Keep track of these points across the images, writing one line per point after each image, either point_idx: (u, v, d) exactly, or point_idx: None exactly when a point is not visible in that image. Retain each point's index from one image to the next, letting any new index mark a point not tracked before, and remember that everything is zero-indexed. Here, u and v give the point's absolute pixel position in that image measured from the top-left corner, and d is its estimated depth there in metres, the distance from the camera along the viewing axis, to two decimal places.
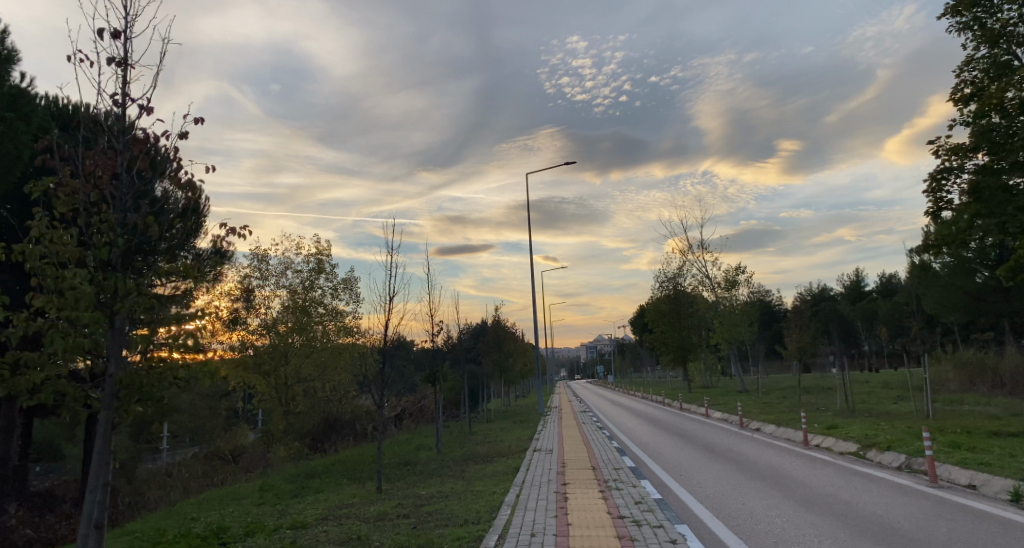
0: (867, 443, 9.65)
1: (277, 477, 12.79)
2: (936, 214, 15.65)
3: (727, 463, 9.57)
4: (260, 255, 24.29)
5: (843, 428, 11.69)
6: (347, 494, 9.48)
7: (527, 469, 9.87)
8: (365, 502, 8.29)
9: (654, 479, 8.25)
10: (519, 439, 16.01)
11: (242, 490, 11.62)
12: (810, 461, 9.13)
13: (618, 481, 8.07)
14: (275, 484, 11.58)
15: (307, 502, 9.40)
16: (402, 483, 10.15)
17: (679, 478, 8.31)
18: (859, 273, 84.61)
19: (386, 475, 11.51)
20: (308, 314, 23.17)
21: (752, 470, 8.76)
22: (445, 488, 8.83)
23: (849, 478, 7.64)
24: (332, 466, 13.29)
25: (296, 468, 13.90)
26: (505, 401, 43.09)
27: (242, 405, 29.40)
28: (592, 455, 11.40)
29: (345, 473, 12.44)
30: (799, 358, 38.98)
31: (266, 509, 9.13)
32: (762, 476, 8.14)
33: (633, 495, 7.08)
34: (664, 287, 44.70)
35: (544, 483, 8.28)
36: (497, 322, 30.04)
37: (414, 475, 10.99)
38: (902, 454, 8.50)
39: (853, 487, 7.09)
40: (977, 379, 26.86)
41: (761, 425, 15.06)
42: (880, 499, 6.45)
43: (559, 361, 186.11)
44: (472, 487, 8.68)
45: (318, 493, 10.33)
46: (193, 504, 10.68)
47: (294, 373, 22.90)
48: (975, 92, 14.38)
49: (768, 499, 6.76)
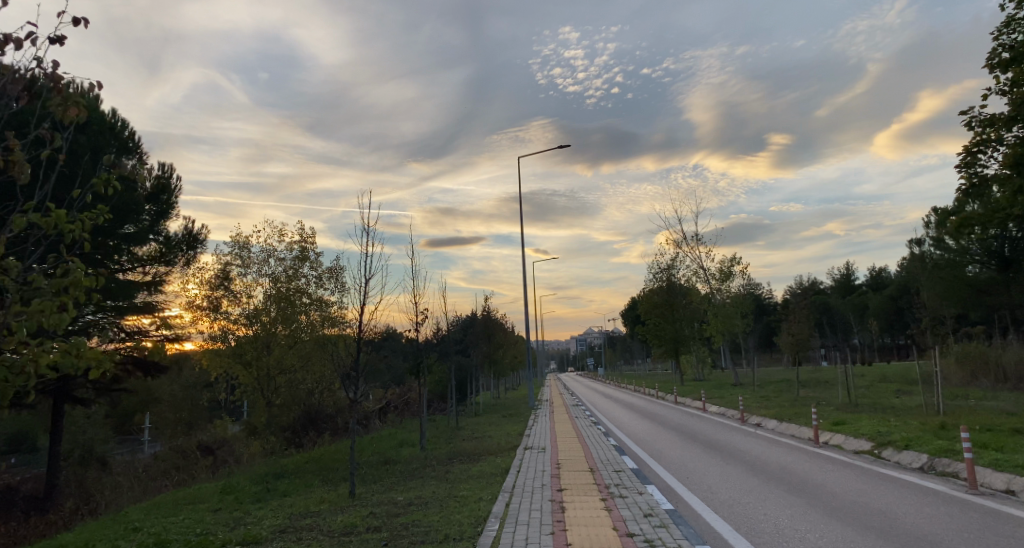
0: (882, 441, 9.09)
1: (244, 478, 12.07)
2: (970, 189, 15.12)
3: (738, 464, 8.99)
4: (241, 241, 23.53)
5: (853, 425, 11.12)
6: (316, 500, 8.79)
7: (518, 471, 9.21)
8: (332, 511, 7.62)
9: (661, 485, 7.64)
10: (507, 435, 15.40)
11: (202, 492, 10.90)
12: (826, 462, 8.57)
13: (620, 487, 7.44)
14: (239, 486, 10.91)
15: (267, 509, 8.68)
16: (378, 486, 9.49)
17: (687, 483, 7.71)
18: (849, 267, 85.13)
19: (362, 476, 10.81)
20: (291, 303, 22.48)
21: (766, 472, 8.15)
22: (425, 493, 8.16)
23: (876, 482, 7.03)
24: (305, 466, 12.60)
25: (266, 467, 13.19)
26: (495, 394, 42.72)
27: (223, 397, 28.70)
28: (589, 455, 10.73)
29: (316, 474, 11.78)
30: (794, 351, 38.74)
31: (226, 517, 8.44)
32: (782, 481, 7.52)
33: (640, 505, 6.45)
34: (658, 278, 44.00)
35: (538, 489, 7.64)
36: (487, 313, 29.24)
37: (391, 477, 10.30)
38: (924, 453, 7.96)
39: (885, 494, 6.46)
40: (979, 373, 26.77)
41: (762, 421, 14.55)
42: (920, 509, 5.80)
43: (550, 355, 186.50)
44: (455, 492, 8.05)
45: (284, 498, 9.66)
46: (148, 508, 9.99)
47: (275, 364, 22.32)
48: (1014, 58, 13.74)
49: (791, 508, 6.14)
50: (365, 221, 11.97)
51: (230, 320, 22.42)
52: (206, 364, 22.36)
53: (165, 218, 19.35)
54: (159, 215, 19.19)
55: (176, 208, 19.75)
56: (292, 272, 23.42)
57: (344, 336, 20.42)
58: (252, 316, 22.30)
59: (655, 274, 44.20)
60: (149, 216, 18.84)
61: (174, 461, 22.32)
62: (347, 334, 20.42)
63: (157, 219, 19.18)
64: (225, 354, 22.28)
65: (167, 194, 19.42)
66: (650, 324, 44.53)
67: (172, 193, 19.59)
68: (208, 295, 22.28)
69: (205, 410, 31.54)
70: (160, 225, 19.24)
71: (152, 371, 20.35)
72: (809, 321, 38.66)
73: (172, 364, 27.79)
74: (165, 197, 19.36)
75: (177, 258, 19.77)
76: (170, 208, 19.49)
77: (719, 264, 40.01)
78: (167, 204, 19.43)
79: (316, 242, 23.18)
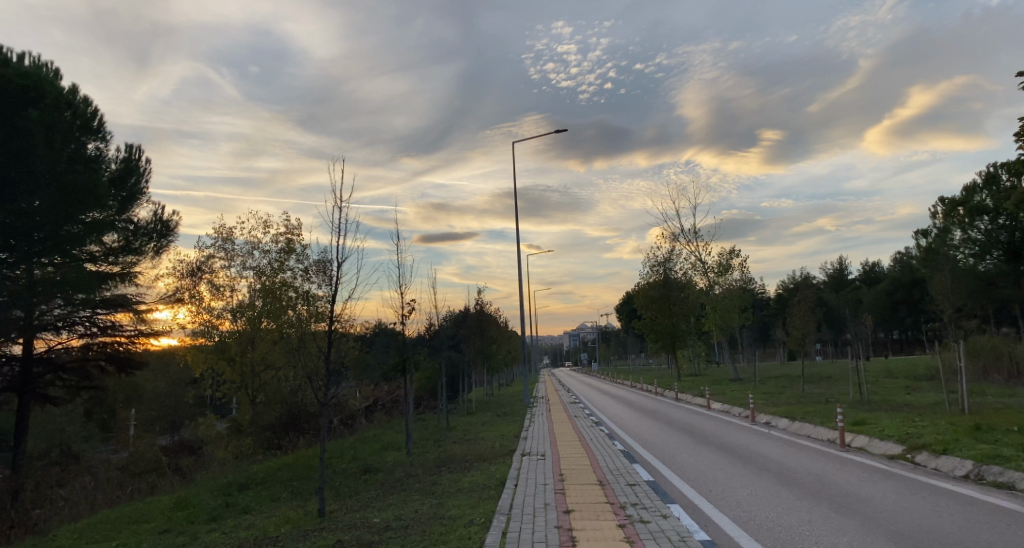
0: (914, 444, 8.50)
1: (207, 489, 11.31)
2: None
3: (763, 473, 8.32)
4: (224, 234, 22.78)
5: (875, 424, 10.48)
6: (279, 519, 7.98)
7: (518, 485, 8.44)
8: (295, 537, 6.81)
9: (686, 504, 6.90)
10: (500, 438, 14.62)
11: (154, 508, 10.14)
12: (863, 470, 7.92)
13: (639, 507, 6.72)
14: (197, 501, 10.14)
15: (220, 533, 7.85)
16: (353, 502, 8.71)
17: (714, 500, 6.99)
18: (840, 262, 85.02)
19: (336, 489, 10.03)
20: (277, 298, 21.40)
21: (798, 485, 7.47)
22: (407, 512, 7.37)
23: (931, 497, 6.37)
24: (274, 475, 11.83)
25: (235, 475, 12.43)
26: (488, 391, 41.96)
27: (206, 395, 27.85)
28: (595, 462, 9.98)
29: (285, 485, 11.03)
30: (795, 346, 38.02)
31: (174, 543, 7.64)
32: (826, 496, 6.78)
33: (669, 534, 5.70)
34: (653, 272, 43.20)
35: (542, 511, 6.86)
36: (480, 307, 28.53)
37: (369, 490, 9.53)
38: (968, 460, 7.36)
39: (947, 514, 5.78)
40: (991, 368, 26.34)
41: (774, 419, 13.94)
42: (998, 537, 5.10)
43: (544, 350, 186.23)
44: (443, 511, 7.26)
45: (243, 516, 8.90)
46: (91, 529, 9.24)
47: (260, 359, 21.46)
48: None
49: (847, 535, 5.42)
50: (335, 199, 10.15)
51: (213, 315, 22.00)
52: (190, 360, 21.71)
53: (134, 203, 18.93)
54: (128, 200, 18.76)
55: (144, 193, 19.36)
56: (278, 265, 22.56)
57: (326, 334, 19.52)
58: (237, 311, 21.67)
59: (651, 268, 43.44)
60: (117, 201, 18.46)
61: (149, 462, 21.51)
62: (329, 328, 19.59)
63: (126, 204, 18.76)
64: (208, 349, 21.70)
65: (134, 176, 19.11)
66: (646, 317, 43.45)
67: (140, 176, 19.27)
68: (190, 290, 21.73)
69: (188, 409, 30.62)
70: (128, 209, 18.80)
71: (127, 368, 19.50)
72: (810, 314, 38.10)
73: (153, 362, 26.89)
74: (132, 180, 19.00)
75: (147, 247, 19.03)
76: (139, 193, 19.09)
77: (716, 256, 39.35)
78: (135, 188, 19.07)
79: (301, 233, 22.27)
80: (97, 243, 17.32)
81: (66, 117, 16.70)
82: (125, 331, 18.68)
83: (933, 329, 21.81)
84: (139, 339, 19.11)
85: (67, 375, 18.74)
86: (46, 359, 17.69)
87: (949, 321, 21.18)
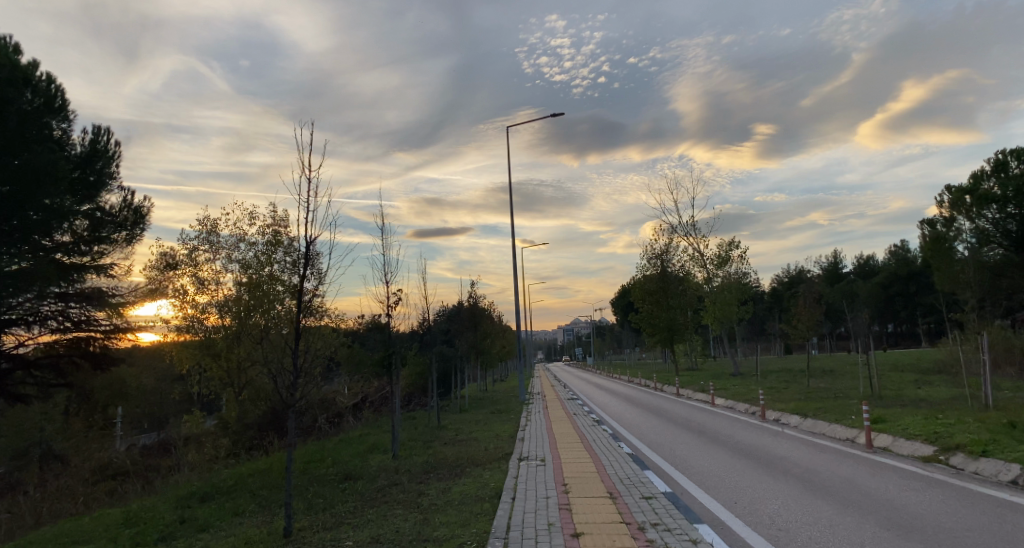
0: (948, 446, 7.98)
1: (168, 500, 10.65)
2: None
3: (790, 480, 7.73)
4: (208, 226, 22.03)
5: (896, 421, 9.95)
6: (237, 540, 7.34)
7: (518, 498, 7.79)
8: None
9: (716, 523, 6.24)
10: (493, 439, 13.96)
11: (107, 524, 9.46)
12: (900, 476, 7.36)
13: (664, 529, 6.07)
14: (153, 516, 9.48)
15: None
16: (325, 517, 8.07)
17: (745, 517, 6.35)
18: (835, 255, 84.61)
19: (309, 500, 9.39)
20: (262, 291, 20.61)
21: (833, 494, 6.90)
22: (387, 532, 6.70)
23: (986, 512, 5.83)
24: (244, 483, 11.16)
25: (203, 482, 11.79)
26: (482, 386, 41.33)
27: (190, 392, 27.07)
28: (602, 469, 9.36)
29: (251, 495, 10.38)
30: (797, 339, 37.30)
31: None
32: (870, 511, 6.19)
33: None
34: (651, 265, 42.41)
35: (551, 533, 6.19)
36: (474, 302, 27.80)
37: (345, 502, 8.87)
38: (1013, 463, 6.85)
39: (1010, 535, 5.24)
40: (1001, 361, 25.99)
41: (785, 416, 13.37)
42: None
43: (537, 345, 185.76)
44: (426, 530, 6.61)
45: (198, 535, 8.25)
46: None
47: (244, 356, 20.83)
48: None
49: None
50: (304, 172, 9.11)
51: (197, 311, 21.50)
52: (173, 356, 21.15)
53: (102, 188, 18.17)
54: (95, 184, 18.01)
55: (114, 177, 18.56)
56: (266, 258, 21.82)
57: (285, 326, 18.52)
58: (222, 305, 21.10)
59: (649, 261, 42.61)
60: (84, 186, 17.70)
61: (125, 465, 20.84)
62: (293, 322, 18.22)
63: (93, 189, 18.01)
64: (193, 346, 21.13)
65: (102, 160, 18.29)
66: (643, 311, 42.11)
67: (109, 160, 18.43)
68: (173, 286, 21.35)
69: (174, 406, 29.87)
70: (96, 195, 18.06)
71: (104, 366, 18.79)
72: (812, 307, 37.44)
73: (137, 359, 26.12)
74: (99, 163, 18.16)
75: (117, 236, 18.40)
76: (108, 177, 18.31)
77: (715, 248, 38.76)
78: (103, 172, 18.26)
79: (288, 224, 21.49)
80: (65, 232, 16.71)
81: (24, 96, 15.91)
82: (102, 327, 18.00)
83: (953, 318, 21.01)
84: (116, 334, 18.56)
85: (40, 372, 18.04)
86: (15, 356, 17.04)
87: (972, 311, 20.35)
